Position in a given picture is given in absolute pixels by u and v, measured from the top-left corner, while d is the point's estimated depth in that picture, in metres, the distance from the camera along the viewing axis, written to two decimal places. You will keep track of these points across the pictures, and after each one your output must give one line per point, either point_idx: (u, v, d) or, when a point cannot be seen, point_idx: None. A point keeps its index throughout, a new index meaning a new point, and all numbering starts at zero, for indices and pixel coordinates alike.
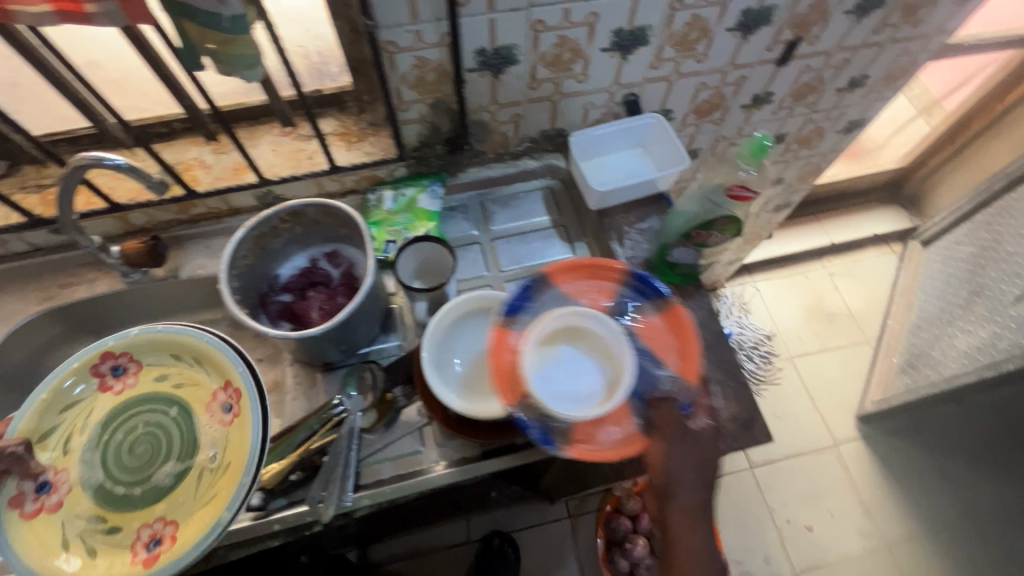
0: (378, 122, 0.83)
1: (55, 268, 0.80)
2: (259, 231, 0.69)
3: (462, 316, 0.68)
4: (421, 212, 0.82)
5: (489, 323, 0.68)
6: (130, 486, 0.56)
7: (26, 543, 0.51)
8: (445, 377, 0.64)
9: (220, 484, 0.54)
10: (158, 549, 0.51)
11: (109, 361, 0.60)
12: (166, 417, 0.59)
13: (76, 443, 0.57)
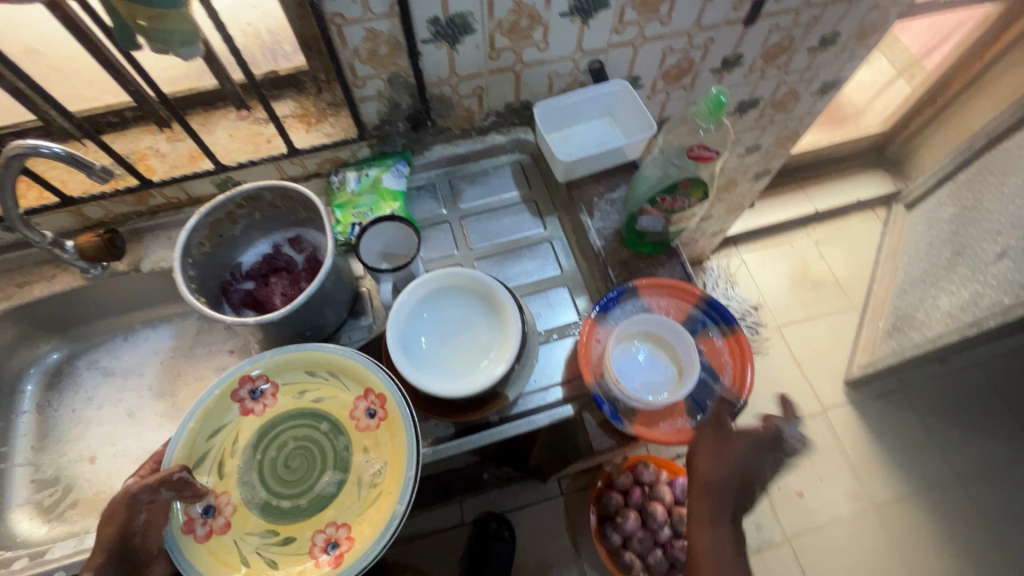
0: (337, 102, 0.80)
1: (13, 268, 0.78)
2: (213, 216, 0.67)
3: (431, 295, 0.66)
4: (386, 192, 0.80)
5: (457, 304, 0.66)
6: (295, 498, 0.60)
7: (208, 564, 0.55)
8: (415, 358, 0.62)
9: (382, 488, 0.59)
10: (339, 549, 0.56)
11: (246, 386, 0.63)
12: (317, 430, 0.63)
13: (231, 466, 0.61)
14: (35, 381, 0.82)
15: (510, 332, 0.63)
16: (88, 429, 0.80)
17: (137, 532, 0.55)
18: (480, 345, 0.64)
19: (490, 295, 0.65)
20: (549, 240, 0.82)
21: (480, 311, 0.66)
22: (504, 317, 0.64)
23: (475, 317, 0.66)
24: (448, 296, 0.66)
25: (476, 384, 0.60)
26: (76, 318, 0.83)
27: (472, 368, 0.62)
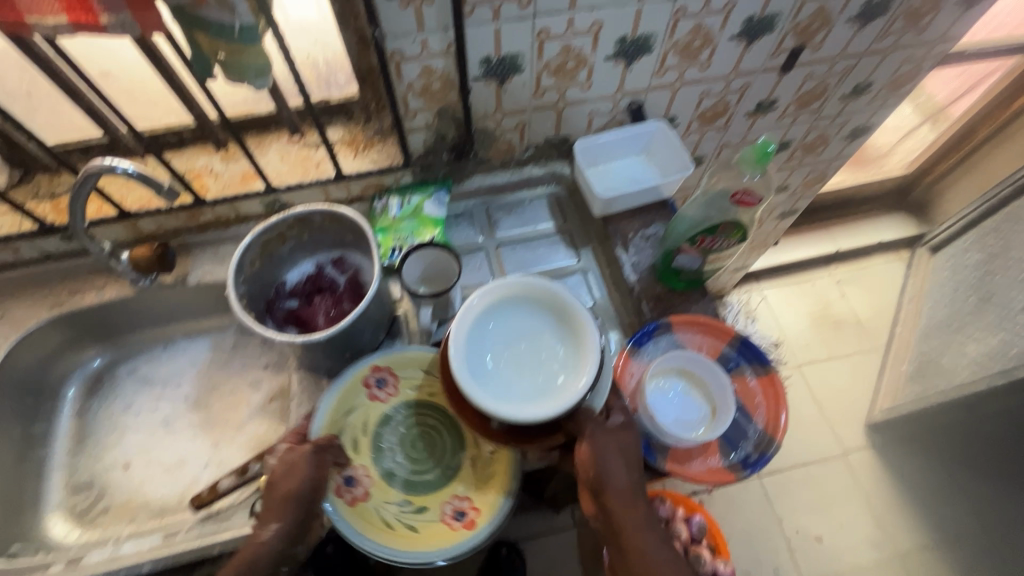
0: (384, 130, 0.84)
1: (67, 275, 0.81)
2: (265, 236, 0.69)
3: (493, 313, 0.65)
4: (426, 218, 0.82)
5: (523, 320, 0.65)
6: (420, 474, 0.66)
7: (358, 522, 0.60)
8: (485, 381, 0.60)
9: (497, 465, 0.66)
10: (469, 515, 0.62)
11: (374, 375, 0.69)
12: (434, 419, 0.69)
13: (361, 445, 0.66)
14: (76, 386, 0.84)
15: (585, 340, 0.62)
16: (123, 436, 0.82)
17: (306, 486, 0.58)
18: (552, 365, 0.62)
19: (549, 304, 0.65)
20: (583, 272, 0.83)
21: (540, 323, 0.65)
22: (576, 331, 0.63)
23: (535, 330, 0.65)
24: (509, 312, 0.65)
25: (562, 402, 0.58)
26: (120, 326, 0.85)
27: (548, 388, 0.60)
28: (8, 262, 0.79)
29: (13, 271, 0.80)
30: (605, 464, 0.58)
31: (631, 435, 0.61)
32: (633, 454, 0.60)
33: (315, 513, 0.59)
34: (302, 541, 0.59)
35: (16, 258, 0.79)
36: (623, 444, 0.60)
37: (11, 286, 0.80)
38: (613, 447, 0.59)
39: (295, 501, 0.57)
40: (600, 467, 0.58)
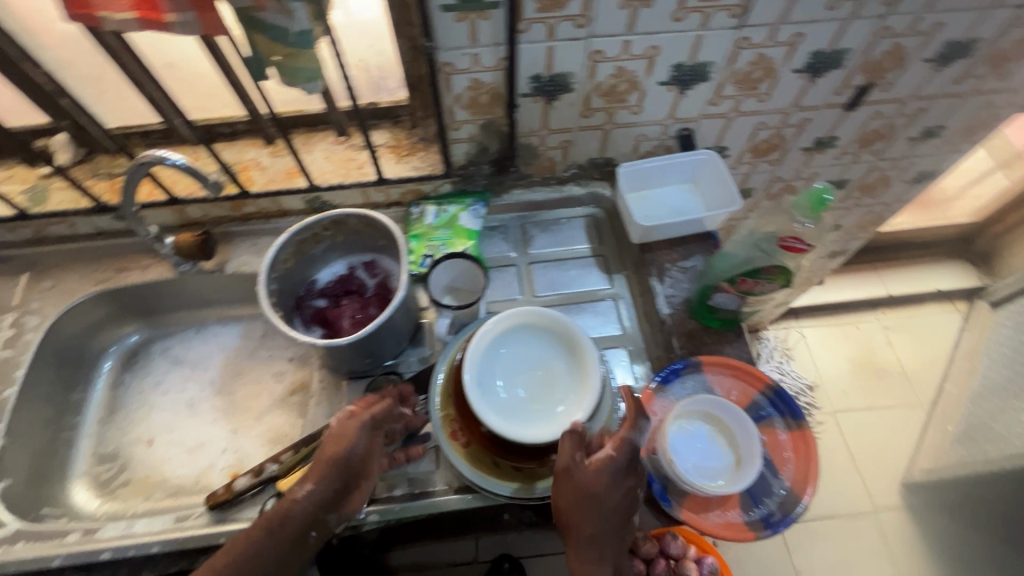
0: (428, 138, 0.84)
1: (115, 253, 0.85)
2: (300, 236, 0.70)
3: (513, 330, 0.66)
4: (461, 230, 0.82)
5: (540, 342, 0.66)
6: None
7: (469, 460, 0.65)
8: (491, 401, 0.62)
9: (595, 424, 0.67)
10: None
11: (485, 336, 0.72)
12: None
13: None
14: (112, 360, 0.87)
15: (588, 376, 0.62)
16: (151, 412, 0.84)
17: (348, 454, 0.57)
18: (552, 389, 0.63)
19: (561, 336, 0.66)
20: (613, 298, 0.80)
21: (549, 351, 0.66)
22: (583, 364, 0.63)
23: (545, 358, 0.66)
24: (528, 333, 0.67)
25: (550, 430, 0.60)
26: (158, 307, 0.88)
27: (543, 412, 0.62)
28: (65, 236, 0.83)
29: (68, 245, 0.84)
30: (569, 509, 0.54)
31: (608, 479, 0.55)
32: (604, 501, 0.55)
33: (347, 483, 0.58)
34: (338, 513, 0.57)
35: (72, 232, 0.83)
36: (590, 490, 0.54)
37: (63, 258, 0.84)
38: (583, 493, 0.54)
39: (333, 467, 0.56)
40: (562, 509, 0.54)
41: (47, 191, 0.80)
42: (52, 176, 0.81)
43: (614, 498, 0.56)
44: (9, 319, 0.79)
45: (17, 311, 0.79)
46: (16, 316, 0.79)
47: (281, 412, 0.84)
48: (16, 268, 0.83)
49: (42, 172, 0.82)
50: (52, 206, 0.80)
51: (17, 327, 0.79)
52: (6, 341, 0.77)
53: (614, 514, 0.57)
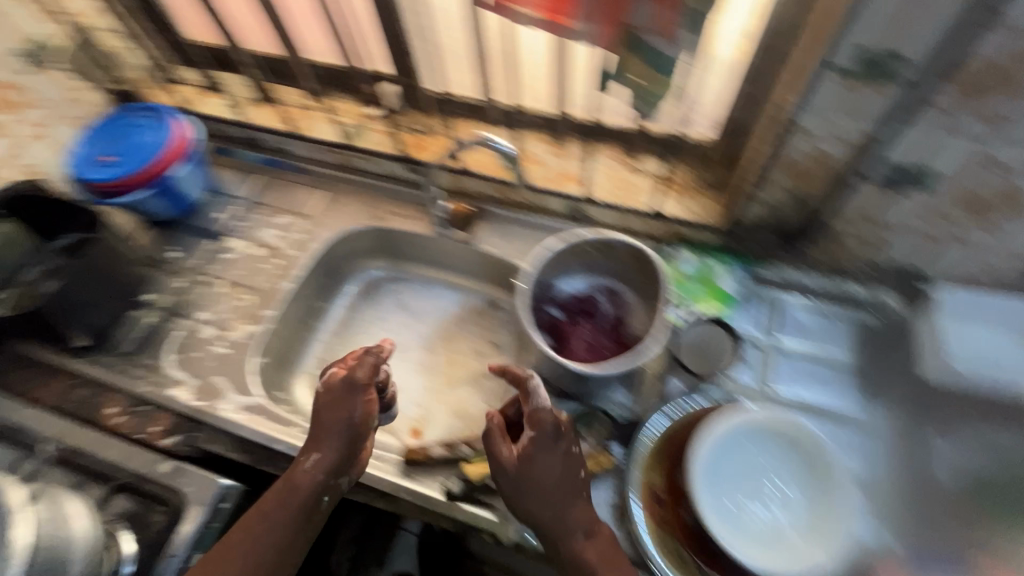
0: (713, 184, 0.79)
1: (393, 197, 0.94)
2: (572, 246, 0.71)
3: (755, 431, 0.60)
4: (716, 290, 0.77)
5: (779, 453, 0.60)
6: None
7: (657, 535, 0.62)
8: (711, 484, 0.58)
9: None
10: None
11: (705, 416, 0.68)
12: None
13: None
14: (354, 284, 0.97)
15: (833, 520, 0.56)
16: (369, 342, 0.94)
17: (348, 417, 0.66)
18: (783, 513, 0.57)
19: (820, 464, 0.58)
20: (866, 429, 0.69)
21: (798, 473, 0.59)
22: (828, 502, 0.56)
23: (782, 472, 0.59)
24: (770, 439, 0.60)
25: (777, 563, 0.54)
26: (405, 254, 0.97)
27: (768, 535, 0.56)
28: (363, 170, 0.95)
29: (362, 179, 0.95)
30: (524, 488, 0.60)
31: (562, 460, 0.61)
32: (562, 487, 0.60)
33: (354, 450, 0.66)
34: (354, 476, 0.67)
35: (369, 169, 0.95)
36: (535, 465, 0.61)
37: (353, 188, 0.95)
38: (524, 464, 0.61)
39: (327, 428, 0.65)
40: (513, 480, 0.61)
41: (366, 130, 0.92)
42: (373, 118, 0.93)
43: (584, 491, 0.61)
44: (306, 226, 0.93)
45: (311, 220, 0.94)
46: (310, 224, 0.93)
47: (470, 390, 0.87)
48: (318, 183, 0.97)
49: (364, 112, 0.94)
50: (366, 144, 0.92)
51: (308, 234, 0.93)
52: (297, 242, 0.92)
53: (579, 505, 0.60)
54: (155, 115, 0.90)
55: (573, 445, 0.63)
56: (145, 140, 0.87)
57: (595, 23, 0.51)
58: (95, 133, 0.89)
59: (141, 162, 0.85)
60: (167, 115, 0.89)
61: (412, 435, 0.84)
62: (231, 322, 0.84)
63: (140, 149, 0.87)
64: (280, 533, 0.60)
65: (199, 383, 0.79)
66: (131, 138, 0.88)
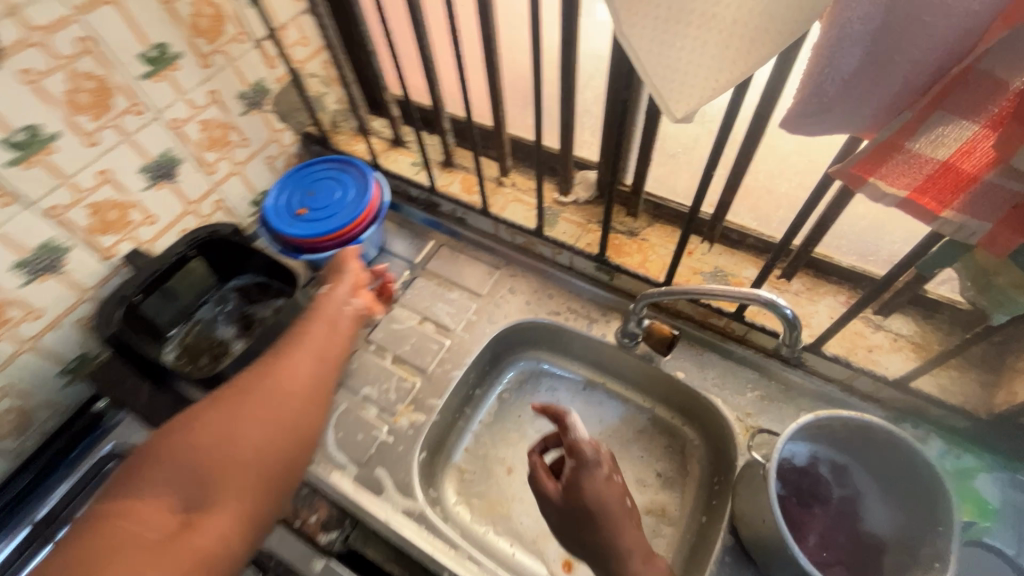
0: (967, 359, 0.69)
1: (572, 291, 0.88)
2: (820, 421, 0.60)
3: None
4: (970, 494, 0.64)
5: None
6: None
7: None
8: None
9: None
10: None
11: None
12: None
13: None
14: (513, 372, 0.92)
15: None
16: (521, 441, 0.86)
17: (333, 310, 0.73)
18: None
19: None
20: None
21: None
22: None
23: None
24: None
25: None
26: (572, 351, 0.90)
27: None
28: (543, 257, 0.90)
29: (541, 265, 0.90)
30: (575, 509, 0.61)
31: (604, 484, 0.61)
32: (609, 511, 0.59)
33: (336, 334, 0.72)
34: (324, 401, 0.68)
35: (552, 257, 0.89)
36: (585, 489, 0.61)
37: (530, 272, 0.90)
38: (576, 491, 0.61)
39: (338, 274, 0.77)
40: (564, 510, 0.62)
41: (558, 217, 0.88)
42: (567, 207, 0.88)
43: (618, 506, 0.60)
44: (477, 306, 0.88)
45: (483, 301, 0.89)
46: (482, 305, 0.88)
47: None
48: (493, 261, 0.93)
49: (558, 197, 0.89)
50: (556, 232, 0.87)
51: (477, 316, 0.87)
52: (467, 324, 0.87)
53: (630, 525, 0.60)
54: (353, 172, 0.87)
55: (616, 474, 0.63)
56: (341, 200, 0.85)
57: (991, 220, 0.41)
58: (292, 181, 0.87)
59: (337, 225, 0.82)
60: (365, 175, 0.86)
61: (563, 566, 0.75)
62: (395, 404, 0.79)
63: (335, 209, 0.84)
64: (294, 394, 0.65)
65: (360, 469, 0.74)
66: (327, 194, 0.86)
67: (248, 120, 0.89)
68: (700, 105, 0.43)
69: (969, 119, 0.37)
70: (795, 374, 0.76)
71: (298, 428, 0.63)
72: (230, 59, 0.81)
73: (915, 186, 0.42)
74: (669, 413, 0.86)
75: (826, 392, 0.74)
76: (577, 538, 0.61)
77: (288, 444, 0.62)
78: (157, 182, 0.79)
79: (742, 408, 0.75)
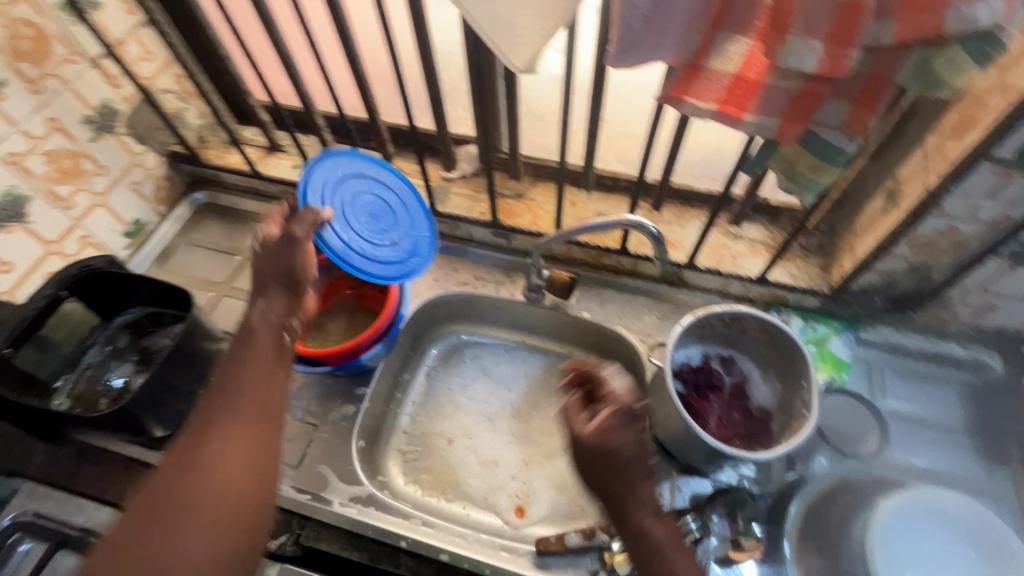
0: (809, 250, 0.82)
1: (477, 261, 0.93)
2: (699, 320, 0.70)
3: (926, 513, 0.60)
4: (829, 357, 0.77)
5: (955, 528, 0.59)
6: None
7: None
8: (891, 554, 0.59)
9: None
10: None
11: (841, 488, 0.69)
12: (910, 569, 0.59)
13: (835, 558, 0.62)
14: (437, 349, 0.94)
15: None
16: (456, 411, 0.88)
17: (272, 348, 0.57)
18: None
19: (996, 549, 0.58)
20: (990, 497, 0.71)
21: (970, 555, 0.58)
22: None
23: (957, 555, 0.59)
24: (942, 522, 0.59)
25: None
26: (489, 317, 0.94)
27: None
28: (442, 233, 0.94)
29: (442, 242, 0.94)
30: (603, 459, 0.54)
31: (638, 438, 0.56)
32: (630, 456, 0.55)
33: (281, 364, 0.58)
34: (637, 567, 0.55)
35: (450, 232, 0.93)
36: (613, 443, 0.54)
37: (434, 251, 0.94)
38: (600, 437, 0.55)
39: (268, 280, 0.60)
40: (588, 456, 0.55)
41: (448, 194, 0.91)
42: (455, 182, 0.92)
43: (645, 462, 0.56)
44: None
45: None
46: None
47: (569, 458, 0.84)
48: None
49: (444, 174, 0.93)
50: (449, 208, 0.90)
51: None
52: None
53: (647, 483, 0.56)
54: (397, 184, 0.75)
55: (642, 428, 0.57)
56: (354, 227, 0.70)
57: (776, 118, 0.50)
58: None
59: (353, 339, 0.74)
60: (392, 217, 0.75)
61: (516, 512, 0.79)
62: (323, 402, 0.79)
63: (349, 261, 0.67)
64: (241, 476, 0.49)
65: (300, 472, 0.73)
66: (368, 239, 0.71)
67: (100, 146, 0.83)
68: (535, 55, 0.49)
69: (742, 34, 0.46)
70: (680, 292, 0.86)
71: (221, 472, 0.49)
72: (65, 82, 0.76)
73: (717, 100, 0.50)
74: (585, 352, 0.92)
75: (708, 300, 0.85)
76: (597, 484, 0.56)
77: (236, 514, 0.48)
78: (6, 224, 0.73)
79: (644, 331, 0.84)
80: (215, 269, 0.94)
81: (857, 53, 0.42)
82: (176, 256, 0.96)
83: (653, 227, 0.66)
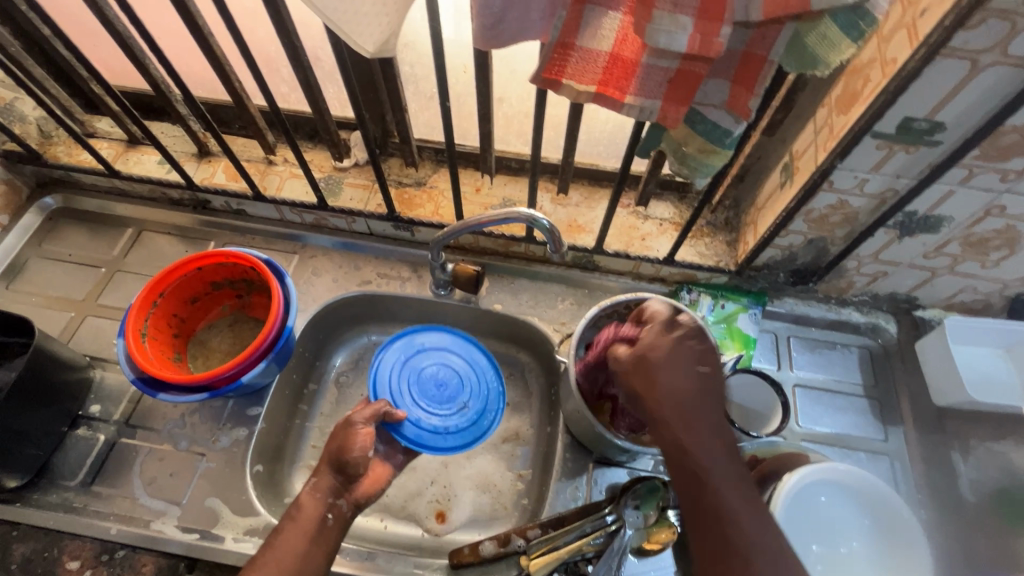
0: (717, 225, 0.81)
1: (379, 256, 0.86)
2: (604, 311, 0.68)
3: (831, 483, 0.60)
4: (738, 334, 0.77)
5: (855, 497, 0.60)
6: None
7: None
8: (794, 524, 0.59)
9: None
10: None
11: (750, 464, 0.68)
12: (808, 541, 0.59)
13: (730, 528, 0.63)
14: (345, 353, 0.86)
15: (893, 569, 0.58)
16: None
17: (317, 511, 0.56)
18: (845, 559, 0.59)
19: (888, 519, 0.59)
20: (891, 457, 0.73)
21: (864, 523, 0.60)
22: (892, 550, 0.58)
23: (850, 524, 0.60)
24: (841, 490, 0.60)
25: None
26: (398, 315, 0.87)
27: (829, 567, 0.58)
28: (338, 229, 0.86)
29: (340, 238, 0.86)
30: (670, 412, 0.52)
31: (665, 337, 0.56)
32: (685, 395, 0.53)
33: (326, 526, 0.56)
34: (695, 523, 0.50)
35: (347, 227, 0.85)
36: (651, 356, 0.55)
37: (333, 248, 0.86)
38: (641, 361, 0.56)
39: (325, 459, 0.60)
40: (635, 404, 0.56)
41: (341, 185, 0.83)
42: (347, 171, 0.84)
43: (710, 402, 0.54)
44: None
45: None
46: None
47: (490, 456, 0.81)
48: (288, 247, 0.87)
49: (335, 163, 0.84)
50: (342, 200, 0.82)
51: None
52: None
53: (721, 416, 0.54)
54: (480, 363, 0.72)
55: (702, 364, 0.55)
56: (424, 407, 0.67)
57: (657, 100, 0.46)
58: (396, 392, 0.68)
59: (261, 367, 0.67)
60: (452, 358, 0.72)
61: (436, 518, 0.76)
62: (212, 427, 0.72)
63: (422, 444, 0.64)
64: None
65: (186, 509, 0.66)
66: (423, 406, 0.67)
67: None
68: (387, 36, 0.43)
69: (612, 9, 0.42)
70: (593, 276, 0.83)
71: None
72: None
73: (594, 84, 0.45)
74: (503, 345, 0.88)
75: (620, 283, 0.83)
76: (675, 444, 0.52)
77: None
78: None
79: (558, 320, 0.81)
80: (76, 285, 0.82)
81: (728, 29, 0.39)
82: (27, 271, 0.83)
83: (547, 219, 0.62)
